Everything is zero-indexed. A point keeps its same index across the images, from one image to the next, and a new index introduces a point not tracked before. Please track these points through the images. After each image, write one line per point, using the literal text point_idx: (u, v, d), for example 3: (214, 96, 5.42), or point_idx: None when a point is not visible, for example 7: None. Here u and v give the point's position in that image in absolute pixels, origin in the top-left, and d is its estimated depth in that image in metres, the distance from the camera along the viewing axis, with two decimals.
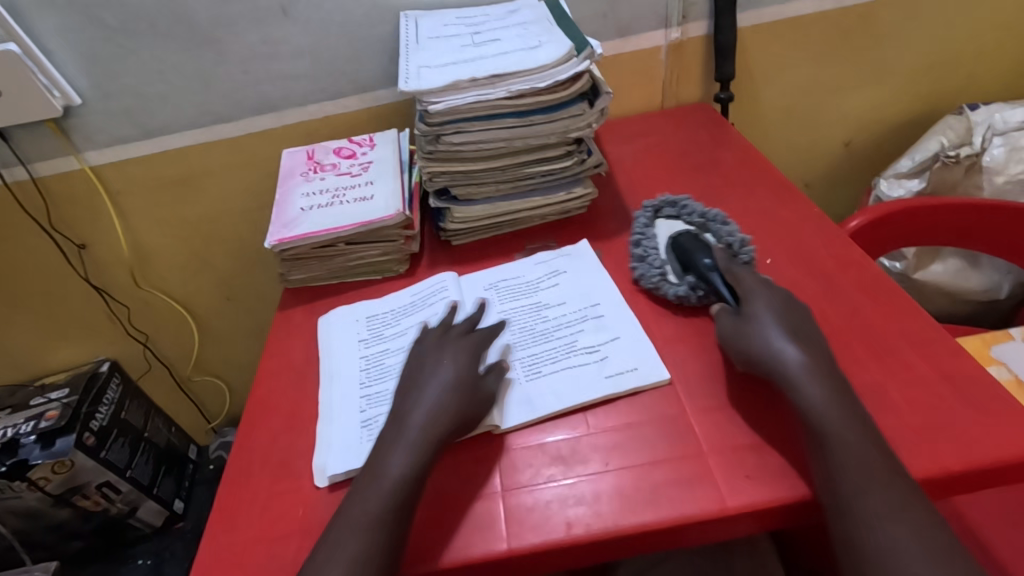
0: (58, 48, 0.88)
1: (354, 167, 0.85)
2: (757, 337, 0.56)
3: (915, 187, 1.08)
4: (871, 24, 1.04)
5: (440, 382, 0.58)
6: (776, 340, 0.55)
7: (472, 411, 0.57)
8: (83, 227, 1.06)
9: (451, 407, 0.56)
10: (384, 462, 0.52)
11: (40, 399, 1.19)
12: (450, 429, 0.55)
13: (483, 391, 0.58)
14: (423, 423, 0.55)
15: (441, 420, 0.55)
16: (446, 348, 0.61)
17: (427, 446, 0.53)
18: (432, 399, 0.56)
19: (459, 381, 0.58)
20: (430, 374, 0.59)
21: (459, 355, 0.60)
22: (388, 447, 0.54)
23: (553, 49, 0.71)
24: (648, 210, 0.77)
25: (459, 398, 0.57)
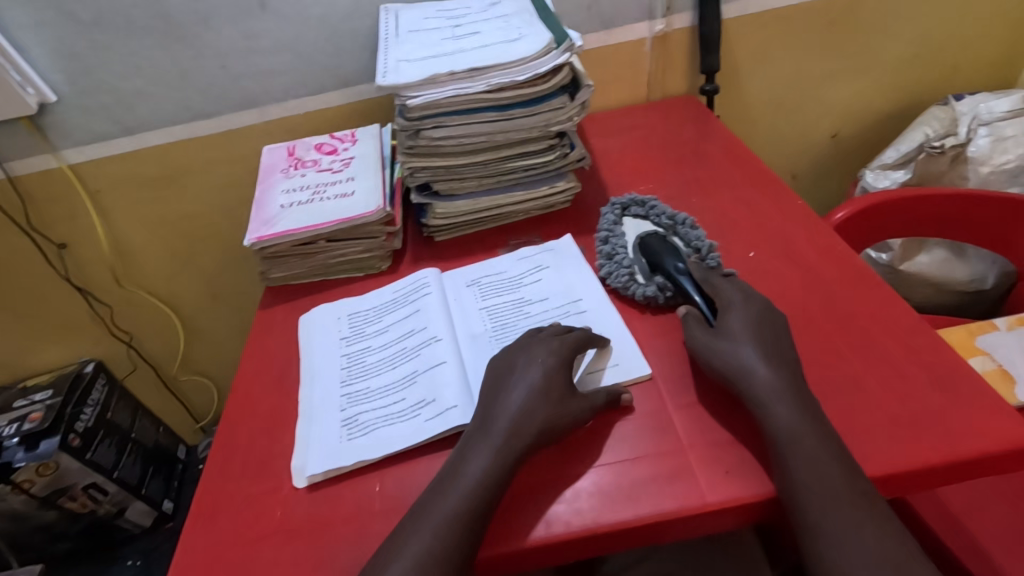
0: (32, 44, 0.86)
1: (336, 163, 0.84)
2: (733, 346, 0.56)
3: (901, 178, 1.08)
4: (857, 14, 1.04)
5: (530, 386, 0.56)
6: (746, 344, 0.55)
7: (567, 420, 0.54)
8: (63, 227, 1.05)
9: (540, 413, 0.54)
10: (468, 462, 0.52)
11: (23, 401, 1.18)
12: (540, 435, 0.53)
13: (580, 402, 0.55)
14: (511, 427, 0.53)
15: (531, 426, 0.53)
16: (538, 349, 0.59)
17: (510, 451, 0.52)
18: (522, 402, 0.55)
19: (552, 386, 0.55)
20: (524, 375, 0.57)
21: (554, 360, 0.58)
22: (478, 449, 0.52)
23: (532, 41, 0.70)
24: (615, 207, 0.77)
25: (554, 405, 0.54)
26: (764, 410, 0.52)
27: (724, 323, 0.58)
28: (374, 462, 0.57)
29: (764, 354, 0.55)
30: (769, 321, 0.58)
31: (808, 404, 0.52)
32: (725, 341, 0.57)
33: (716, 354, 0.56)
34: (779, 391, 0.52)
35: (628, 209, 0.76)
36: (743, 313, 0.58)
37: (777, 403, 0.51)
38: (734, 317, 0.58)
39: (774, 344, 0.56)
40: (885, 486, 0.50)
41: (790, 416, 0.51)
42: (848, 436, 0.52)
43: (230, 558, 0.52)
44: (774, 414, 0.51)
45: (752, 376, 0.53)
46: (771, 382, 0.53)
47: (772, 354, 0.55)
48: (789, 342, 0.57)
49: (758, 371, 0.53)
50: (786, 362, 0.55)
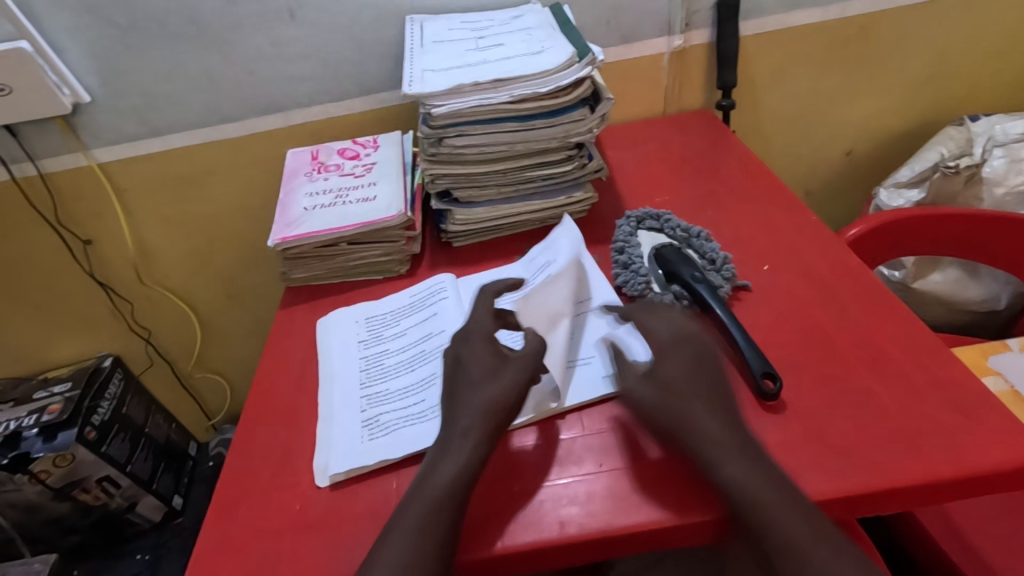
0: (69, 46, 0.89)
1: (358, 168, 0.86)
2: (680, 393, 0.54)
3: (915, 197, 1.08)
4: (873, 34, 1.05)
5: (468, 379, 0.58)
6: (679, 390, 0.54)
7: (513, 395, 0.56)
8: (89, 223, 1.07)
9: (486, 399, 0.56)
10: (435, 468, 0.52)
11: (43, 393, 1.20)
12: (492, 421, 0.55)
13: (512, 370, 0.57)
14: (467, 425, 0.55)
15: (484, 415, 0.55)
16: (462, 347, 0.60)
17: (473, 446, 0.53)
18: (468, 398, 0.56)
19: (485, 371, 0.58)
20: (458, 375, 0.58)
21: (489, 350, 0.60)
22: (438, 456, 0.53)
23: (555, 54, 0.72)
24: (630, 219, 0.78)
25: (492, 386, 0.56)
26: (710, 464, 0.50)
27: (657, 371, 0.56)
28: (396, 462, 0.58)
29: (703, 400, 0.53)
30: (699, 360, 0.56)
31: (754, 452, 0.50)
32: (661, 390, 0.54)
33: (661, 405, 0.54)
34: (722, 439, 0.51)
35: (642, 222, 0.77)
36: (676, 359, 0.56)
37: (729, 456, 0.50)
38: (669, 364, 0.56)
39: (702, 384, 0.54)
40: (897, 499, 0.51)
41: (742, 471, 0.49)
42: (862, 448, 0.53)
43: (249, 549, 0.54)
44: (731, 467, 0.49)
45: (689, 431, 0.52)
46: (716, 433, 0.51)
47: (711, 403, 0.53)
48: (717, 378, 0.55)
49: (700, 423, 0.52)
50: (728, 409, 0.53)
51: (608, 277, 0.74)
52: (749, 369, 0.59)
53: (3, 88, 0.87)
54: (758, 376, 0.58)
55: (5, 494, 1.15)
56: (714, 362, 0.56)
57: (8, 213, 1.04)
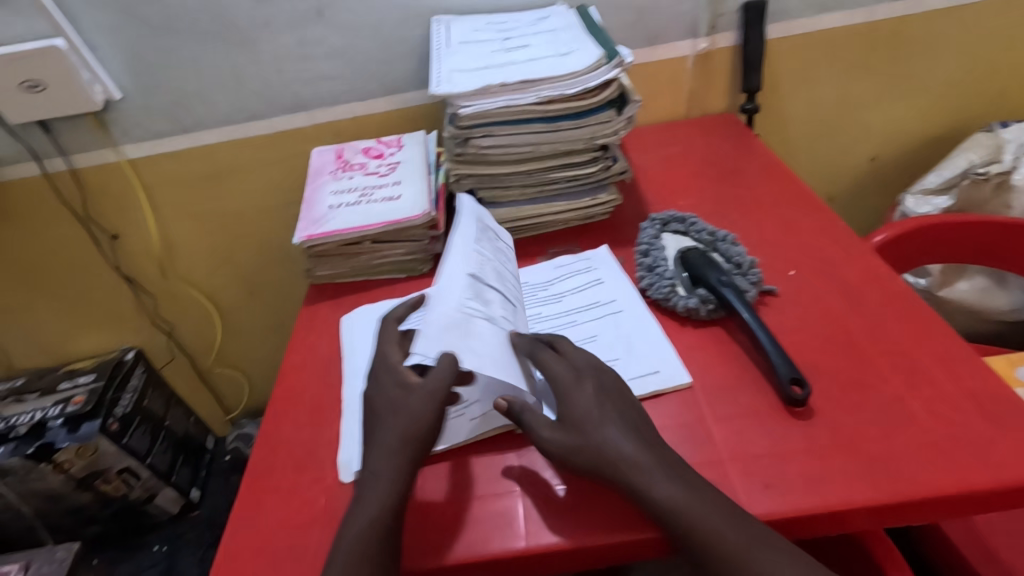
0: (102, 44, 0.91)
1: (382, 167, 0.87)
2: (592, 432, 0.52)
3: (942, 204, 1.06)
4: (902, 38, 1.04)
5: (379, 415, 0.56)
6: (592, 430, 0.52)
7: (424, 422, 0.54)
8: (116, 218, 1.09)
9: (397, 432, 0.54)
10: (357, 510, 0.51)
11: (67, 383, 1.22)
12: (409, 452, 0.53)
13: (417, 398, 0.54)
14: (381, 454, 0.53)
15: (397, 451, 0.53)
16: (371, 384, 0.59)
17: (392, 484, 0.52)
18: (381, 432, 0.54)
19: (393, 405, 0.55)
20: (371, 413, 0.57)
21: (391, 378, 0.57)
22: (355, 504, 0.52)
23: (582, 56, 0.72)
24: (656, 222, 0.78)
25: (400, 417, 0.54)
26: (637, 491, 0.49)
27: (564, 415, 0.54)
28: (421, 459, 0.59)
29: (621, 431, 0.52)
30: (602, 395, 0.55)
31: (679, 468, 0.50)
32: (573, 434, 0.53)
33: (575, 450, 0.52)
34: (641, 464, 0.50)
35: (668, 224, 0.77)
36: (580, 401, 0.54)
37: (660, 476, 0.50)
38: (571, 406, 0.54)
39: (604, 425, 0.53)
40: (927, 508, 0.50)
41: (670, 492, 0.49)
42: (891, 456, 0.52)
43: (276, 542, 0.54)
44: (662, 487, 0.49)
45: (605, 461, 0.51)
46: (639, 459, 0.50)
47: (623, 429, 0.53)
48: (619, 418, 0.53)
49: (612, 454, 0.51)
50: (644, 434, 0.53)
51: (632, 279, 0.74)
52: (776, 374, 0.58)
53: (39, 84, 0.89)
54: (787, 381, 0.57)
55: (29, 483, 1.17)
56: (614, 400, 0.55)
57: (38, 207, 1.06)
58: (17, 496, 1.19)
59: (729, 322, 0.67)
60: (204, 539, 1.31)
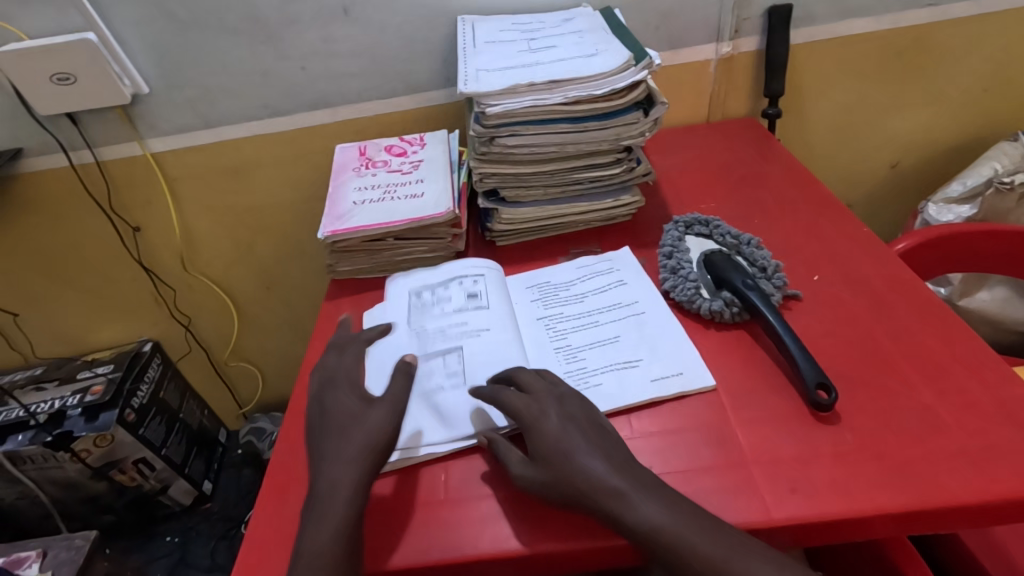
0: (132, 38, 0.92)
1: (405, 165, 0.88)
2: (561, 464, 0.52)
3: (965, 213, 1.06)
4: (927, 45, 1.03)
5: (336, 426, 0.57)
6: (565, 461, 0.52)
7: (378, 437, 0.55)
8: (139, 211, 1.10)
9: (356, 443, 0.55)
10: (315, 519, 0.51)
11: (87, 373, 1.24)
12: (366, 465, 0.54)
13: (376, 413, 0.57)
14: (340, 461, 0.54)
15: (355, 461, 0.54)
16: (324, 398, 0.60)
17: (346, 496, 0.52)
18: (336, 443, 0.55)
19: (352, 418, 0.57)
20: (326, 424, 0.58)
21: (351, 393, 0.59)
22: (313, 519, 0.51)
23: (610, 57, 0.72)
24: (681, 224, 0.78)
25: (360, 430, 0.56)
26: (612, 512, 0.49)
27: (535, 451, 0.54)
28: (443, 456, 0.58)
29: (593, 455, 0.52)
30: (567, 423, 0.55)
31: (657, 488, 0.50)
32: (546, 468, 0.52)
33: (549, 484, 0.52)
34: (609, 490, 0.50)
35: (693, 226, 0.77)
36: (546, 434, 0.54)
37: (640, 491, 0.50)
38: (539, 440, 0.54)
39: (571, 454, 0.52)
40: (955, 516, 0.50)
41: (649, 510, 0.49)
42: (921, 464, 0.52)
43: None
44: (638, 505, 0.49)
45: (575, 487, 0.51)
46: (610, 484, 0.50)
47: (595, 452, 0.53)
48: (588, 446, 0.53)
49: (581, 482, 0.51)
50: (624, 461, 0.52)
51: (654, 281, 0.74)
52: (802, 378, 0.58)
53: (69, 77, 0.90)
54: (813, 386, 0.57)
55: (47, 471, 1.19)
56: (580, 428, 0.54)
57: (63, 199, 1.07)
58: (34, 484, 1.21)
59: (754, 326, 0.67)
60: (216, 531, 1.32)
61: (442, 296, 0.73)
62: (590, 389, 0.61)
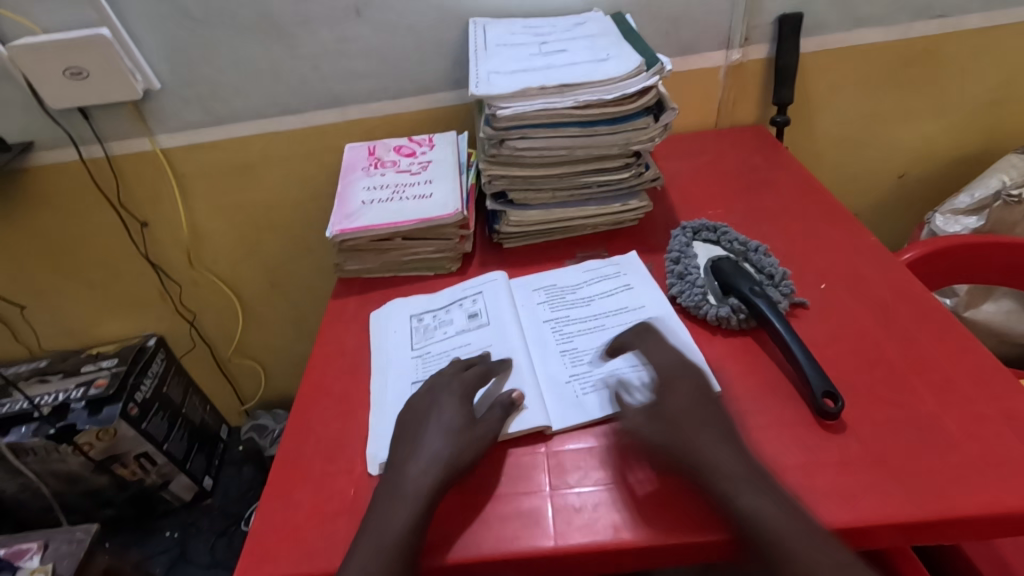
0: (144, 34, 0.92)
1: (414, 165, 0.88)
2: (688, 435, 0.54)
3: (972, 225, 1.06)
4: (938, 56, 1.03)
5: (438, 428, 0.58)
6: (696, 439, 0.54)
7: (468, 456, 0.56)
8: (147, 206, 1.11)
9: (448, 450, 0.56)
10: (381, 506, 0.53)
11: (91, 366, 1.24)
12: (448, 474, 0.54)
13: (479, 431, 0.57)
14: (419, 475, 0.54)
15: (436, 471, 0.54)
16: (440, 393, 0.61)
17: (419, 495, 0.53)
18: (434, 444, 0.56)
19: (451, 430, 0.57)
20: (428, 424, 0.58)
21: (455, 402, 0.60)
22: (375, 518, 0.52)
23: (622, 63, 0.72)
24: (689, 229, 0.78)
25: (450, 442, 0.56)
26: (729, 496, 0.50)
27: (661, 414, 0.56)
28: None
29: (717, 434, 0.54)
30: (702, 397, 0.57)
31: (769, 484, 0.51)
32: (675, 433, 0.55)
33: (671, 449, 0.54)
34: (731, 476, 0.51)
35: (701, 232, 0.77)
36: (677, 401, 0.57)
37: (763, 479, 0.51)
38: (671, 403, 0.57)
39: (695, 428, 0.55)
40: (960, 527, 0.50)
41: (761, 505, 0.49)
42: (924, 473, 0.52)
43: (306, 528, 0.55)
44: (754, 497, 0.50)
45: (699, 461, 0.52)
46: (733, 469, 0.52)
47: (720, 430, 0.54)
48: (716, 427, 0.55)
49: (705, 458, 0.52)
50: (742, 447, 0.54)
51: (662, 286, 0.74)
52: (808, 386, 0.58)
53: (82, 72, 0.91)
54: (819, 394, 0.57)
55: (49, 463, 1.19)
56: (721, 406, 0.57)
57: (73, 192, 1.08)
58: (36, 476, 1.21)
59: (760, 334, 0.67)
60: (215, 527, 1.32)
61: (443, 320, 0.74)
62: (595, 394, 0.62)
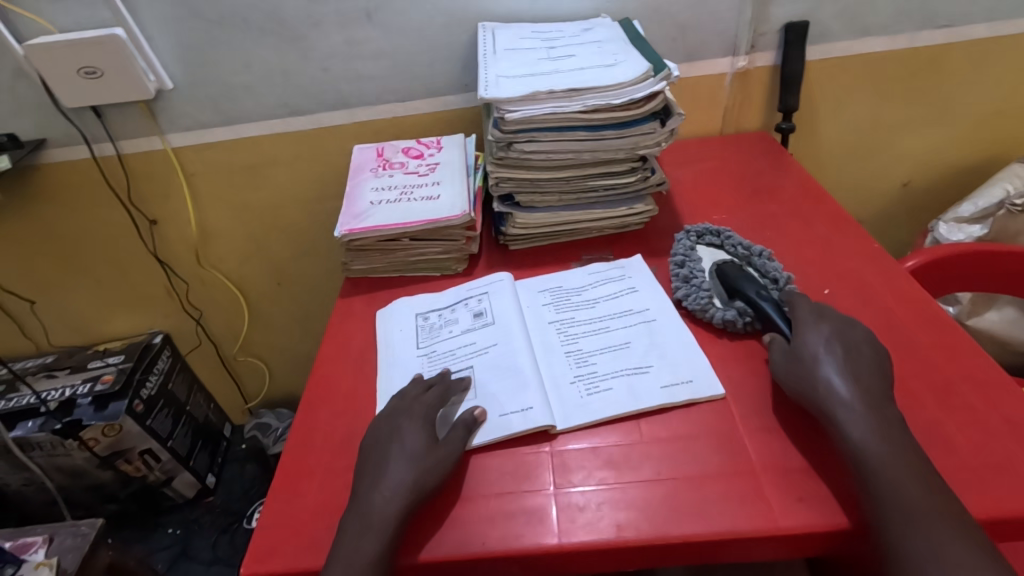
0: (158, 35, 0.93)
1: (421, 167, 0.89)
2: (808, 368, 0.57)
3: (975, 233, 1.06)
4: (943, 66, 1.04)
5: (400, 453, 0.57)
6: (824, 373, 0.56)
7: (432, 480, 0.54)
8: (157, 204, 1.12)
9: (411, 474, 0.54)
10: (347, 539, 0.51)
11: (98, 362, 1.25)
12: (413, 500, 0.53)
13: (443, 453, 0.57)
14: (383, 501, 0.53)
15: (404, 494, 0.53)
16: (400, 419, 0.60)
17: (386, 523, 0.51)
18: (397, 469, 0.55)
19: (414, 453, 0.56)
20: (390, 452, 0.57)
21: (416, 426, 0.59)
22: (350, 531, 0.52)
23: (629, 68, 0.73)
24: (694, 235, 0.79)
25: (414, 464, 0.55)
26: (838, 420, 0.53)
27: (795, 347, 0.60)
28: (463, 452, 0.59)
29: (843, 369, 0.56)
30: (839, 338, 0.59)
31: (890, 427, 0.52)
32: (799, 361, 0.58)
33: (794, 380, 0.57)
34: (852, 404, 0.53)
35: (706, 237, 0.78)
36: (806, 340, 0.60)
37: (879, 406, 0.53)
38: (805, 339, 0.60)
39: (815, 364, 0.57)
40: None
41: (864, 433, 0.51)
42: None
43: (311, 523, 0.56)
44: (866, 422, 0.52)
45: (813, 391, 0.55)
46: (841, 394, 0.54)
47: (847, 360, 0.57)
48: (839, 360, 0.57)
49: (819, 388, 0.55)
50: (865, 378, 0.56)
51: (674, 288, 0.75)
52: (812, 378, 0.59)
53: (96, 71, 0.92)
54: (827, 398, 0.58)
55: (54, 458, 1.20)
56: (863, 346, 0.59)
57: (84, 190, 1.09)
58: (40, 471, 1.22)
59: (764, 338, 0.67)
60: (218, 525, 1.33)
61: (448, 319, 0.74)
62: (599, 395, 0.62)
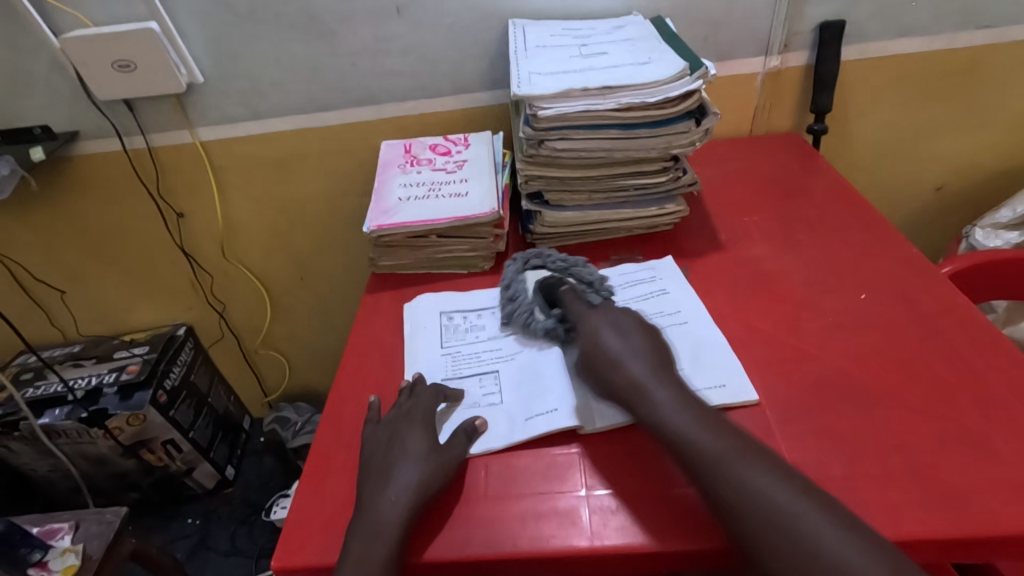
0: (190, 29, 0.94)
1: (449, 164, 0.88)
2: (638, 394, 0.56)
3: (1013, 239, 1.04)
4: (981, 68, 1.01)
5: (404, 455, 0.56)
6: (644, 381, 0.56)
7: (436, 483, 0.54)
8: (184, 197, 1.13)
9: (416, 477, 0.54)
10: (356, 543, 0.51)
11: (123, 353, 1.26)
12: (418, 503, 0.53)
13: (447, 457, 0.57)
14: (389, 502, 0.53)
15: (411, 497, 0.53)
16: (400, 425, 0.60)
17: (394, 527, 0.51)
18: (402, 473, 0.55)
19: (416, 457, 0.56)
20: (393, 456, 0.57)
21: (417, 431, 0.58)
22: (363, 536, 0.51)
23: (665, 66, 0.72)
24: (529, 258, 0.76)
25: (418, 468, 0.55)
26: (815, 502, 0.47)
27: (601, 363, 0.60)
28: (493, 453, 0.59)
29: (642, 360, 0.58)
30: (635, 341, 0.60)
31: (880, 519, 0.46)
32: (618, 374, 0.58)
33: (598, 377, 0.60)
34: (648, 395, 0.55)
35: (541, 258, 0.75)
36: (602, 354, 0.60)
37: (778, 499, 0.47)
38: (602, 360, 0.60)
39: (630, 372, 0.57)
40: (1012, 546, 0.48)
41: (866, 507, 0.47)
42: (975, 490, 0.50)
43: (340, 518, 0.56)
44: (731, 490, 0.48)
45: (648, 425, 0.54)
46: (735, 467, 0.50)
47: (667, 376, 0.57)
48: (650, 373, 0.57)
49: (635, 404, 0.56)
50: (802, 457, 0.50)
51: (709, 291, 0.74)
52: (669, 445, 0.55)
53: (130, 64, 0.93)
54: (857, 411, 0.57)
55: (80, 447, 1.22)
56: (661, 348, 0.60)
57: (114, 181, 1.10)
58: (66, 458, 1.24)
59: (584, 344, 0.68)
60: (236, 516, 1.34)
61: (475, 323, 0.74)
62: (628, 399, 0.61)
